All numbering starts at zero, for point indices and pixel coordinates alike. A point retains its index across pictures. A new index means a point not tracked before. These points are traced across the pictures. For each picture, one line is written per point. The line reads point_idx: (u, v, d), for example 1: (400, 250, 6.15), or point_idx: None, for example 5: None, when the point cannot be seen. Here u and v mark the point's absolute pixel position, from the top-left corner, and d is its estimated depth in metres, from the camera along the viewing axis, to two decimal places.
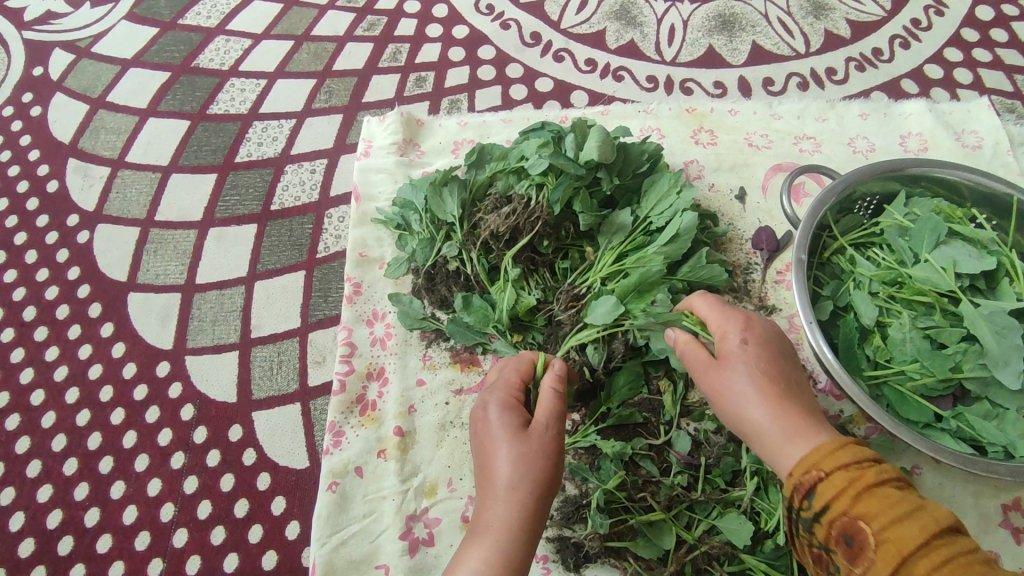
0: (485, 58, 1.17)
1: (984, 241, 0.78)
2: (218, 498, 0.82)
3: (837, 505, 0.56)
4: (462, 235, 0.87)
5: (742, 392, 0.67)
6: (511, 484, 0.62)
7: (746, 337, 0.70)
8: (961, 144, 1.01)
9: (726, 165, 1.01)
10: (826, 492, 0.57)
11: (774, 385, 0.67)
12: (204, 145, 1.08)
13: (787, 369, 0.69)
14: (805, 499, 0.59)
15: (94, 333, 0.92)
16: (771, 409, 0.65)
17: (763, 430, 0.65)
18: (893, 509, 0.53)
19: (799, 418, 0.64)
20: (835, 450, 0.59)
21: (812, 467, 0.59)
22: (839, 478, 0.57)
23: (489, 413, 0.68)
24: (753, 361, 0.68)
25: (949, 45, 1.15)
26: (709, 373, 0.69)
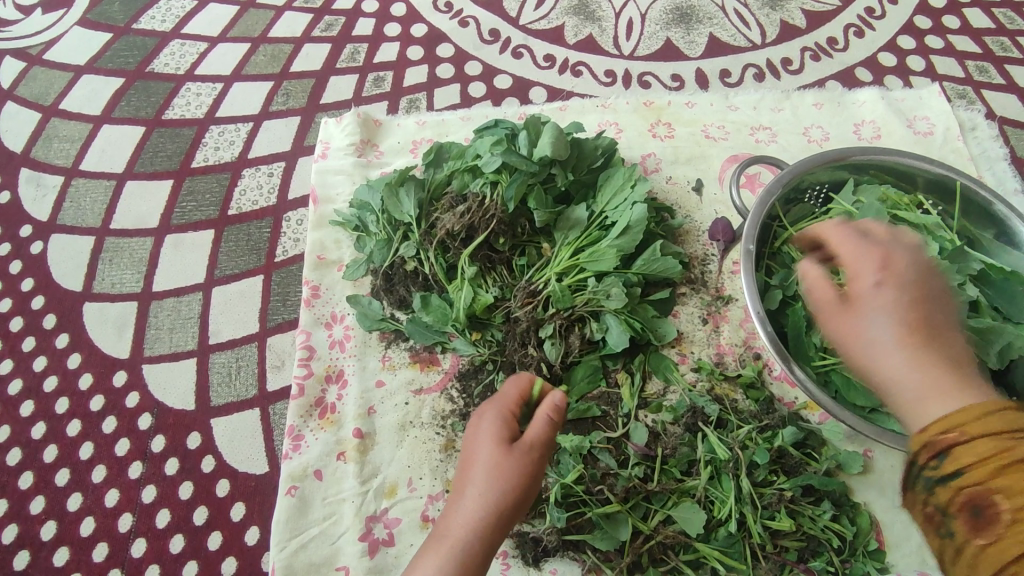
0: (444, 56, 1.17)
1: (929, 227, 0.80)
2: (177, 506, 0.82)
3: (977, 471, 0.49)
4: (419, 234, 0.87)
5: (888, 332, 0.58)
6: (487, 494, 0.60)
7: (876, 284, 0.61)
8: (913, 131, 1.03)
9: (683, 158, 1.01)
10: (966, 457, 0.49)
11: (926, 345, 0.57)
12: (160, 151, 1.07)
13: (940, 317, 0.59)
14: (934, 460, 0.51)
15: (50, 345, 0.91)
16: (915, 367, 0.56)
17: (907, 393, 0.56)
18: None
19: (944, 371, 0.55)
20: (983, 415, 0.50)
21: (952, 428, 0.51)
22: (988, 445, 0.48)
23: (481, 422, 0.65)
24: (886, 314, 0.59)
25: (902, 33, 1.16)
26: (836, 320, 0.62)
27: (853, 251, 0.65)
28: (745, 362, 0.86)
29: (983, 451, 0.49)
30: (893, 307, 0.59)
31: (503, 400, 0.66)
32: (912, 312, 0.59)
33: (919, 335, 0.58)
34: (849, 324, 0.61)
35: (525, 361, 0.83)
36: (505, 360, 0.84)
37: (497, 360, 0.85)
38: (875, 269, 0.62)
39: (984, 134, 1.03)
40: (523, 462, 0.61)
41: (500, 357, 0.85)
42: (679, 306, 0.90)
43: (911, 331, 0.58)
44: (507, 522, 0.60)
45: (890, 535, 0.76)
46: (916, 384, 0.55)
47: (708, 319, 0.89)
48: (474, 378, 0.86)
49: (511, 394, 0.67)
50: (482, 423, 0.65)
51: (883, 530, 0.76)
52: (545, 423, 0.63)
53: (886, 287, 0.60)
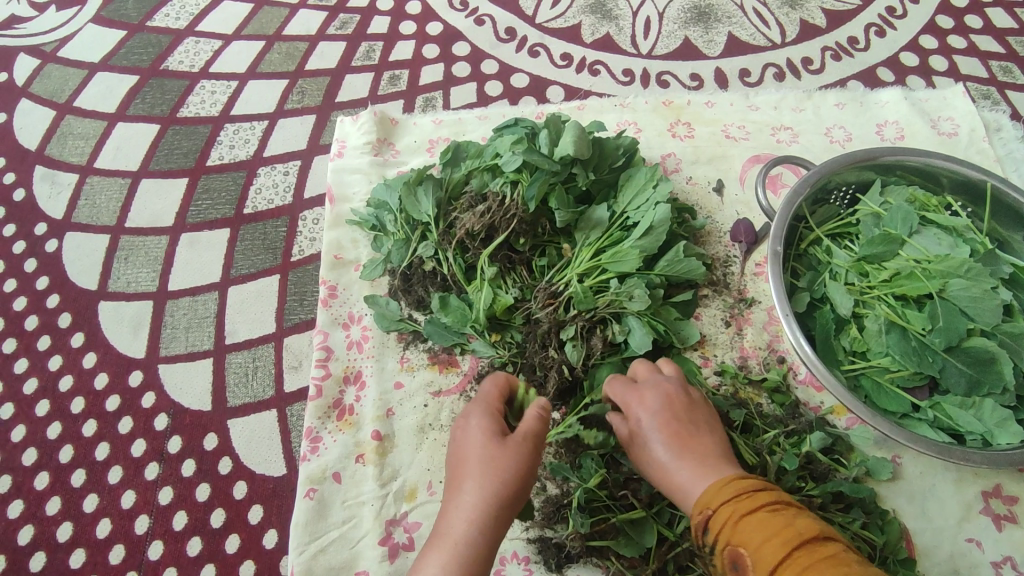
0: (460, 55, 1.16)
1: (959, 228, 0.78)
2: (194, 508, 0.81)
3: (721, 533, 0.56)
4: (438, 234, 0.86)
5: (659, 448, 0.64)
6: (488, 491, 0.58)
7: (649, 404, 0.67)
8: (938, 131, 1.01)
9: (704, 158, 1.00)
10: (714, 524, 0.57)
11: (690, 444, 0.63)
12: (175, 149, 1.06)
13: (700, 427, 0.66)
14: (701, 535, 0.58)
15: (65, 344, 0.91)
16: (687, 466, 0.62)
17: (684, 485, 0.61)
18: (756, 530, 0.53)
19: (706, 461, 0.62)
20: (727, 484, 0.58)
21: (704, 507, 0.58)
22: (722, 508, 0.56)
23: (468, 424, 0.65)
24: (655, 427, 0.65)
25: (924, 32, 1.15)
26: (634, 448, 0.68)
27: (627, 393, 0.69)
28: (769, 365, 0.85)
29: (722, 521, 0.56)
30: (660, 421, 0.65)
31: (487, 402, 0.67)
32: (681, 417, 0.66)
33: (683, 441, 0.64)
34: (638, 445, 0.67)
35: (545, 364, 0.82)
36: (525, 362, 0.84)
37: (518, 363, 0.84)
38: (633, 393, 0.69)
39: (1010, 135, 1.02)
40: (518, 451, 0.61)
41: (520, 359, 0.84)
42: (702, 308, 0.89)
43: (676, 437, 0.64)
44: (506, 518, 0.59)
45: (920, 543, 0.75)
46: (686, 485, 0.61)
47: (731, 321, 0.88)
48: None
49: (490, 395, 0.68)
50: (468, 425, 0.65)
51: (913, 538, 0.75)
52: (535, 419, 0.64)
53: (641, 411, 0.66)
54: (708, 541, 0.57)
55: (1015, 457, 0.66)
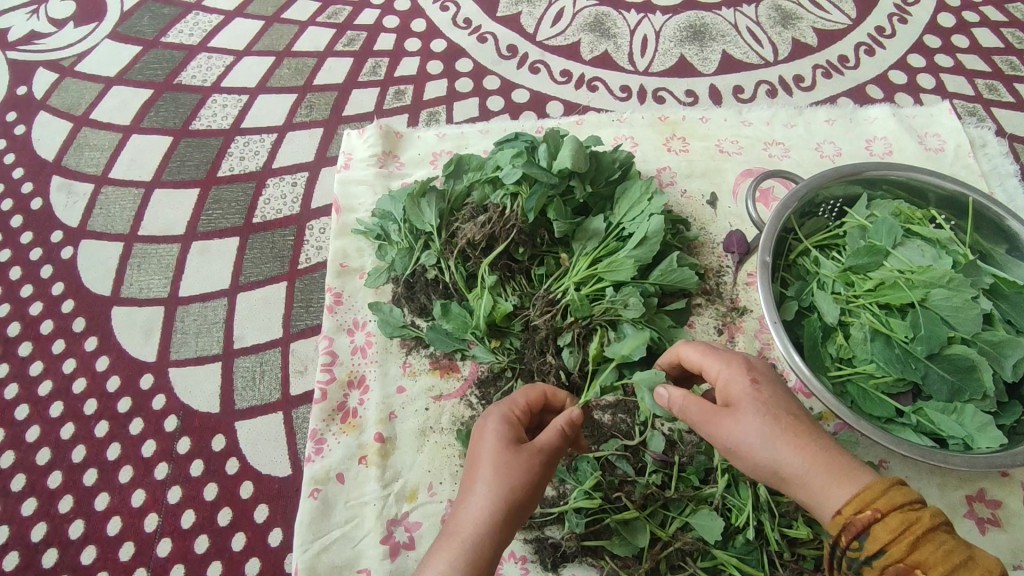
0: (463, 71, 1.20)
1: (943, 240, 0.81)
2: (202, 507, 0.83)
3: (894, 551, 0.50)
4: (440, 243, 0.89)
5: (764, 429, 0.58)
6: (495, 491, 0.59)
7: (754, 385, 0.61)
8: (924, 147, 1.04)
9: (697, 171, 1.04)
10: (881, 535, 0.51)
11: (804, 432, 0.58)
12: (187, 160, 1.10)
13: (803, 413, 0.60)
14: (855, 541, 0.52)
15: (79, 348, 0.94)
16: (808, 457, 0.56)
17: (802, 480, 0.56)
18: (942, 558, 0.49)
19: (826, 454, 0.56)
20: (885, 490, 0.53)
21: (863, 510, 0.52)
22: (899, 521, 0.51)
23: (493, 413, 0.68)
24: (759, 409, 0.59)
25: (912, 51, 1.19)
26: (720, 422, 0.60)
27: (722, 366, 0.64)
28: None
29: (894, 535, 0.51)
30: (765, 404, 0.59)
31: (512, 405, 0.69)
32: (783, 402, 0.60)
33: (799, 432, 0.57)
34: (727, 421, 0.60)
35: (543, 369, 0.85)
36: (523, 368, 0.86)
37: (517, 368, 0.87)
38: (718, 362, 0.64)
39: (995, 151, 1.05)
40: (531, 463, 0.62)
41: (518, 365, 0.87)
42: (695, 316, 0.92)
43: (792, 426, 0.58)
44: (516, 519, 0.60)
45: None
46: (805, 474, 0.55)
47: (724, 329, 0.91)
48: (493, 385, 0.88)
49: (518, 400, 0.70)
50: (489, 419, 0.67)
51: None
52: (558, 429, 0.65)
53: (739, 385, 0.61)
54: (863, 546, 0.52)
55: (995, 460, 0.69)
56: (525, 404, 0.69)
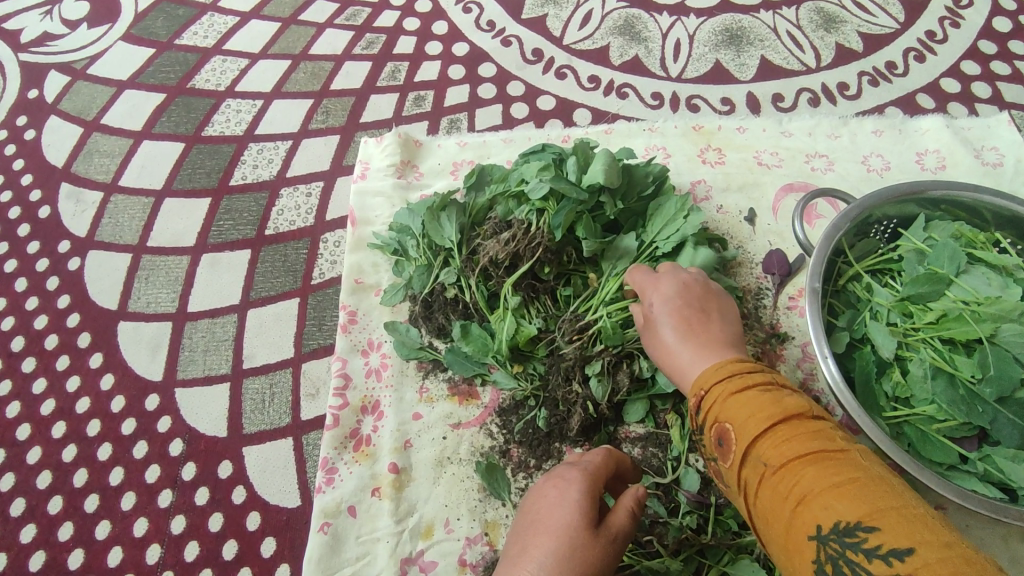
0: (486, 76, 1.14)
1: (1009, 267, 0.75)
2: (206, 538, 0.79)
3: (715, 411, 0.62)
4: (460, 261, 0.84)
5: (670, 336, 0.71)
6: (564, 573, 0.55)
7: (663, 291, 0.73)
8: (981, 162, 0.97)
9: (735, 185, 0.97)
10: (710, 405, 0.62)
11: (694, 329, 0.70)
12: (199, 168, 1.06)
13: (710, 318, 0.71)
14: (696, 412, 0.64)
15: (84, 365, 0.90)
16: (686, 341, 0.70)
17: (675, 357, 0.70)
18: (740, 410, 0.59)
19: (698, 344, 0.69)
20: (720, 369, 0.64)
21: (700, 389, 0.65)
22: (715, 391, 0.62)
23: (570, 488, 0.61)
24: (670, 306, 0.72)
25: (966, 57, 1.11)
26: (645, 334, 0.73)
27: (653, 280, 0.74)
28: None
29: (714, 401, 0.62)
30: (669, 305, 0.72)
31: (578, 477, 0.63)
32: (695, 303, 0.72)
33: (685, 331, 0.70)
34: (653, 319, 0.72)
35: (569, 399, 0.79)
36: (547, 397, 0.81)
37: (541, 396, 0.81)
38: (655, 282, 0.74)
39: None
40: (605, 549, 0.58)
41: (542, 393, 0.81)
42: None
43: (683, 325, 0.70)
44: None
45: None
46: (687, 362, 0.69)
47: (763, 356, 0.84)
48: (515, 413, 0.82)
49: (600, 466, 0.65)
50: (567, 491, 0.61)
51: None
52: (629, 512, 0.61)
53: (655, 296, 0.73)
54: (699, 419, 0.64)
55: None
56: (596, 480, 0.63)
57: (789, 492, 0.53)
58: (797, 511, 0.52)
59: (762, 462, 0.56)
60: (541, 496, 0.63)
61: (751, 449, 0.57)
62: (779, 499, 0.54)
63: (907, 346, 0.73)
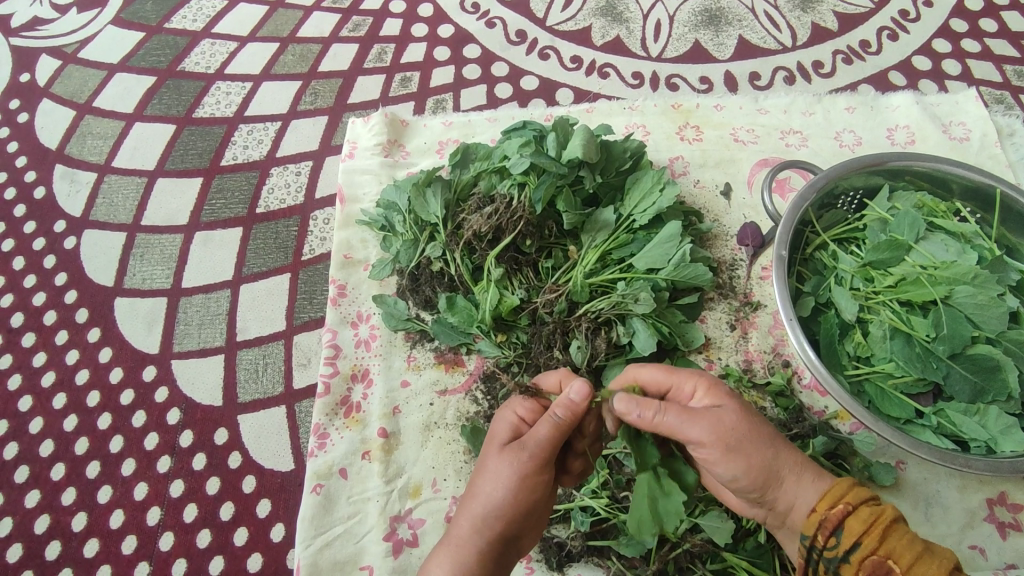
0: (470, 57, 1.17)
1: (967, 235, 0.78)
2: (204, 501, 0.82)
3: (866, 544, 0.53)
4: (445, 236, 0.87)
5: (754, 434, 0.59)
6: (484, 498, 0.61)
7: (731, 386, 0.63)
8: (949, 136, 1.00)
9: (712, 161, 1.00)
10: (856, 527, 0.54)
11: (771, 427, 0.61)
12: (191, 149, 1.09)
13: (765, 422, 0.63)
14: (832, 537, 0.55)
15: (81, 339, 0.93)
16: (778, 450, 0.59)
17: (777, 475, 0.59)
18: (903, 547, 0.53)
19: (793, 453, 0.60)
20: (853, 486, 0.57)
21: (836, 505, 0.56)
22: (867, 513, 0.54)
23: (508, 411, 0.68)
24: (734, 410, 0.60)
25: (937, 36, 1.14)
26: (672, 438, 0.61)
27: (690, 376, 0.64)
28: (773, 369, 0.85)
29: (864, 528, 0.54)
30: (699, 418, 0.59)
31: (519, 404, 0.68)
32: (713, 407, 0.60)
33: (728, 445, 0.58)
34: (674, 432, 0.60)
35: (550, 365, 0.83)
36: (530, 363, 0.85)
37: (523, 362, 0.85)
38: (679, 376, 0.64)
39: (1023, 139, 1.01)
40: (519, 465, 0.60)
41: (525, 360, 0.85)
42: (707, 310, 0.89)
43: (722, 435, 0.58)
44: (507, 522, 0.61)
45: None
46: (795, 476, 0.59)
47: (736, 325, 0.88)
48: (499, 380, 0.86)
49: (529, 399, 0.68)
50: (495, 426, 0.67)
51: None
52: (546, 424, 0.60)
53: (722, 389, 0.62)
54: (841, 545, 0.54)
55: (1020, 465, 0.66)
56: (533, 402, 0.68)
57: None
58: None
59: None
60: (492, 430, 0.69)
61: None
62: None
63: (869, 311, 0.77)
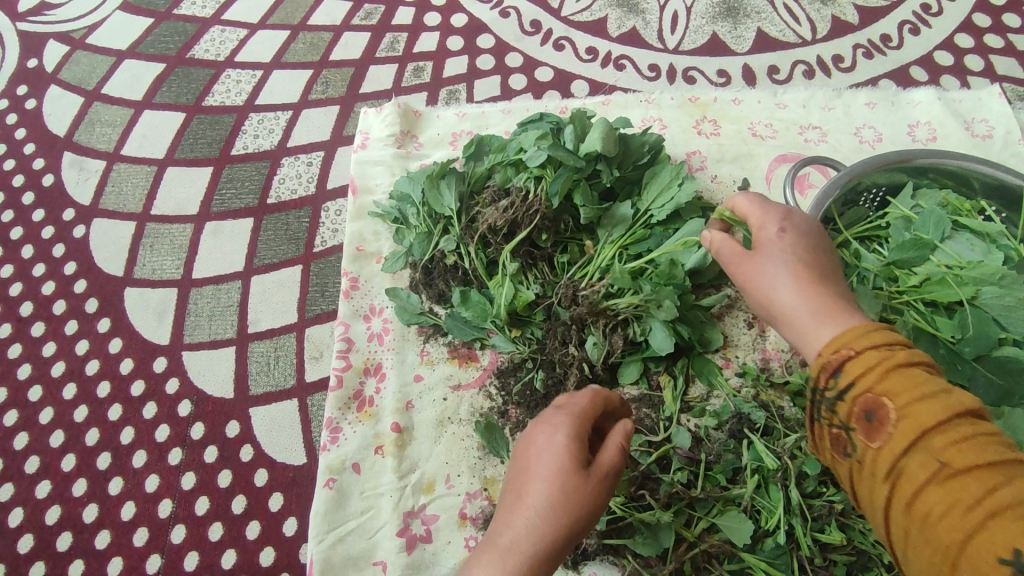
0: (484, 47, 1.15)
1: (993, 234, 0.77)
2: (216, 494, 0.82)
3: (864, 382, 0.52)
4: (460, 228, 0.86)
5: (783, 279, 0.60)
6: (536, 526, 0.58)
7: (780, 232, 0.63)
8: (971, 133, 0.99)
9: (729, 156, 0.99)
10: (854, 368, 0.52)
11: (816, 278, 0.60)
12: (200, 138, 1.07)
13: (825, 267, 0.62)
14: (830, 378, 0.54)
15: (91, 329, 0.92)
16: (807, 296, 0.59)
17: (781, 310, 0.61)
18: (906, 391, 0.49)
19: (828, 299, 0.58)
20: (869, 331, 0.54)
21: (845, 351, 0.54)
22: (871, 356, 0.52)
23: (556, 430, 0.62)
24: (778, 257, 0.61)
25: (960, 30, 1.12)
26: (745, 270, 0.64)
27: (761, 215, 0.64)
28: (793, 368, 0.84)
29: (871, 377, 0.51)
30: (791, 264, 0.60)
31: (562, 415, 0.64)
32: (807, 245, 0.62)
33: (805, 282, 0.60)
34: (752, 265, 0.63)
35: (565, 361, 0.81)
36: (545, 359, 0.83)
37: (538, 358, 0.83)
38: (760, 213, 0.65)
39: None
40: (573, 500, 0.58)
41: (540, 355, 0.83)
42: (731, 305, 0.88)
43: (803, 286, 0.60)
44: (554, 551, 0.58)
45: None
46: (800, 313, 0.59)
47: (754, 323, 0.87)
48: (513, 376, 0.85)
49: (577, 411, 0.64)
50: (544, 437, 0.62)
51: None
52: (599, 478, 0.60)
53: (772, 231, 0.63)
54: (838, 386, 0.53)
55: None
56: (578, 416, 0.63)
57: (971, 493, 0.45)
58: (974, 522, 0.44)
59: (927, 457, 0.47)
60: (527, 450, 0.63)
61: (917, 441, 0.48)
62: (935, 500, 0.46)
63: (893, 311, 0.76)
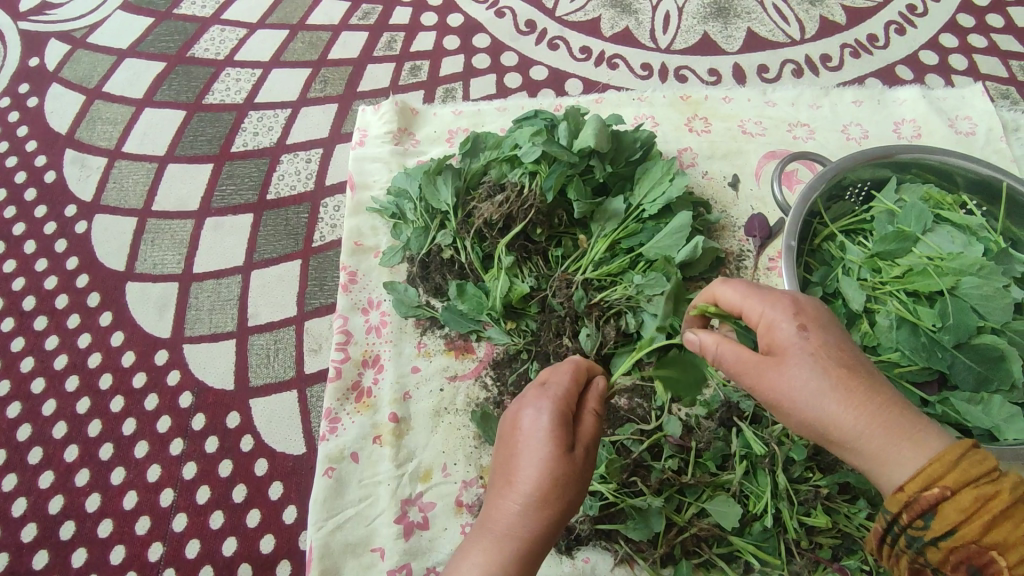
0: (480, 47, 1.17)
1: (973, 227, 0.80)
2: (217, 483, 0.83)
3: (966, 531, 0.46)
4: (456, 223, 0.88)
5: (813, 381, 0.51)
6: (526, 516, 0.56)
7: (801, 331, 0.52)
8: (955, 131, 1.01)
9: (720, 153, 1.01)
10: (950, 513, 0.47)
11: (854, 373, 0.51)
12: (200, 135, 1.09)
13: (858, 359, 0.52)
14: (919, 521, 0.48)
15: (93, 322, 0.94)
16: (850, 407, 0.50)
17: (839, 440, 0.51)
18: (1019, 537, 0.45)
19: (885, 412, 0.50)
20: (961, 459, 0.47)
21: (940, 489, 0.47)
22: (970, 501, 0.46)
23: (543, 397, 0.60)
24: (806, 362, 0.51)
25: (945, 30, 1.15)
26: (765, 374, 0.54)
27: (765, 306, 0.55)
28: None
29: (975, 526, 0.46)
30: (815, 354, 0.51)
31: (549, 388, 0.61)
32: (832, 337, 0.53)
33: (845, 381, 0.51)
34: (771, 377, 0.53)
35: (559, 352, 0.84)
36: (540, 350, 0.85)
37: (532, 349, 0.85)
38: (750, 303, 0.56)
39: None
40: (562, 476, 0.56)
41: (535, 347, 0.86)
42: None
43: (834, 378, 0.51)
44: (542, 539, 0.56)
45: None
46: (860, 435, 0.50)
47: None
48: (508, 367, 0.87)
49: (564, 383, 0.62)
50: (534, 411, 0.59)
51: None
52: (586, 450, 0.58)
53: (787, 326, 0.53)
54: (930, 529, 0.48)
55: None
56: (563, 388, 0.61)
57: None
58: None
59: None
60: (515, 426, 0.59)
61: None
62: None
63: (877, 300, 0.78)
